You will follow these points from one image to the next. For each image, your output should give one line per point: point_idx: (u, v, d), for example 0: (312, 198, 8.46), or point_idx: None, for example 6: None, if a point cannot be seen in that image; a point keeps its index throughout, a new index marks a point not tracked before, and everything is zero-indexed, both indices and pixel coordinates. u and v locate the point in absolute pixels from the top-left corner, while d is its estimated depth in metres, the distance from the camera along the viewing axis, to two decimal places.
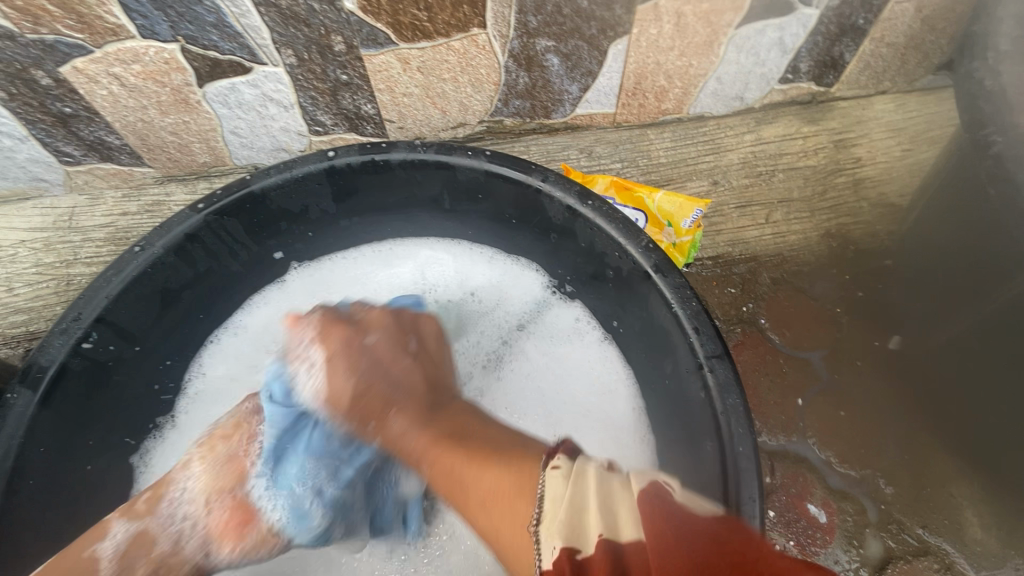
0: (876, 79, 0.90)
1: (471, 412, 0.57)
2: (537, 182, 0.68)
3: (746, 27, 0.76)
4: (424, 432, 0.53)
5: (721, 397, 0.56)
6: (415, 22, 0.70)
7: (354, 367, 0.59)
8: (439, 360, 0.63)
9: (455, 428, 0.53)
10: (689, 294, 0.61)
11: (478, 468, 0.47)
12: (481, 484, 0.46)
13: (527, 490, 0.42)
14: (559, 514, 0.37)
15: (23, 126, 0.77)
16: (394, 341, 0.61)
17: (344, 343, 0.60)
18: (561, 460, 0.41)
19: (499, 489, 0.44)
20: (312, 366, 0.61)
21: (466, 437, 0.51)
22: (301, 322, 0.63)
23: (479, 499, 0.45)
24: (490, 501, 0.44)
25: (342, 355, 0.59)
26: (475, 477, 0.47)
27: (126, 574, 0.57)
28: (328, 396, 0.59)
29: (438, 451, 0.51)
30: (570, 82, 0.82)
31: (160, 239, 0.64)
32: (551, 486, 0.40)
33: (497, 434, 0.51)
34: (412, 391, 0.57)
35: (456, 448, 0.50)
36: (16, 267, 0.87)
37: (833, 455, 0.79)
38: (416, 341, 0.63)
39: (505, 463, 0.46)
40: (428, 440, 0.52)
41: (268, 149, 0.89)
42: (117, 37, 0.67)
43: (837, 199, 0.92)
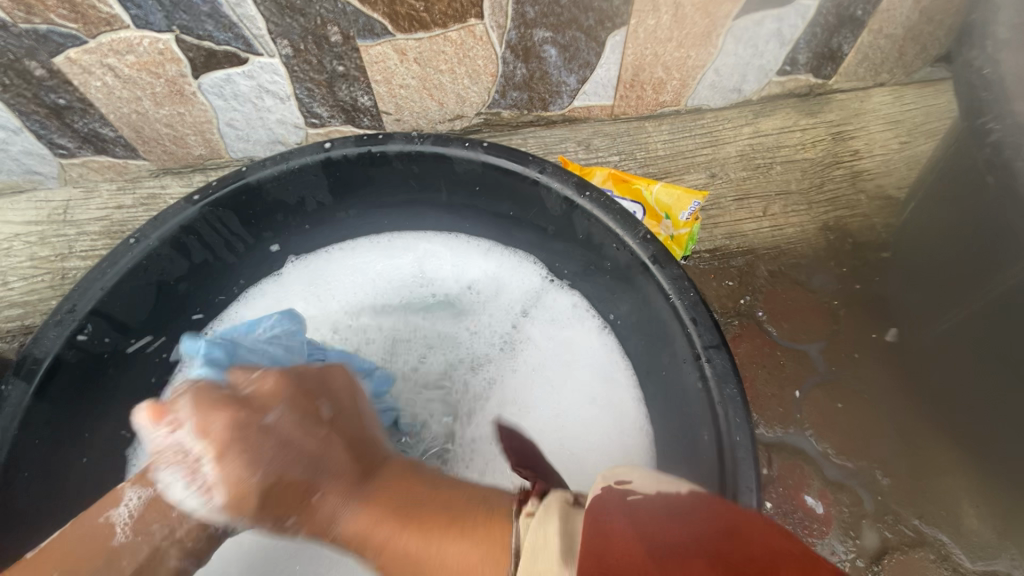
0: (874, 71, 0.90)
1: (411, 475, 0.50)
2: (534, 173, 0.67)
3: (744, 18, 0.75)
4: (361, 510, 0.46)
5: (718, 388, 0.56)
6: (411, 13, 0.69)
7: (251, 459, 0.47)
8: (358, 418, 0.55)
9: (396, 498, 0.46)
10: (687, 285, 0.61)
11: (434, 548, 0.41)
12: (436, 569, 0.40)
13: (504, 539, 0.40)
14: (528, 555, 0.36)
15: (16, 118, 0.76)
16: (297, 413, 0.51)
17: (236, 425, 0.48)
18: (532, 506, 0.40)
19: (470, 564, 0.39)
20: (193, 464, 0.48)
21: (409, 506, 0.45)
22: (164, 409, 0.48)
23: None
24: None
25: (233, 446, 0.47)
26: (426, 564, 0.41)
27: (138, 544, 0.49)
28: (227, 498, 0.47)
29: (383, 533, 0.44)
30: (567, 74, 0.82)
31: (156, 231, 0.64)
32: (522, 533, 0.39)
33: (450, 494, 0.46)
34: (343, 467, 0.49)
35: (402, 528, 0.43)
36: (11, 260, 0.86)
37: (831, 446, 0.79)
38: (329, 404, 0.54)
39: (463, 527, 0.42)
40: (370, 520, 0.45)
41: (264, 141, 0.88)
42: (111, 27, 0.66)
43: (834, 192, 0.92)
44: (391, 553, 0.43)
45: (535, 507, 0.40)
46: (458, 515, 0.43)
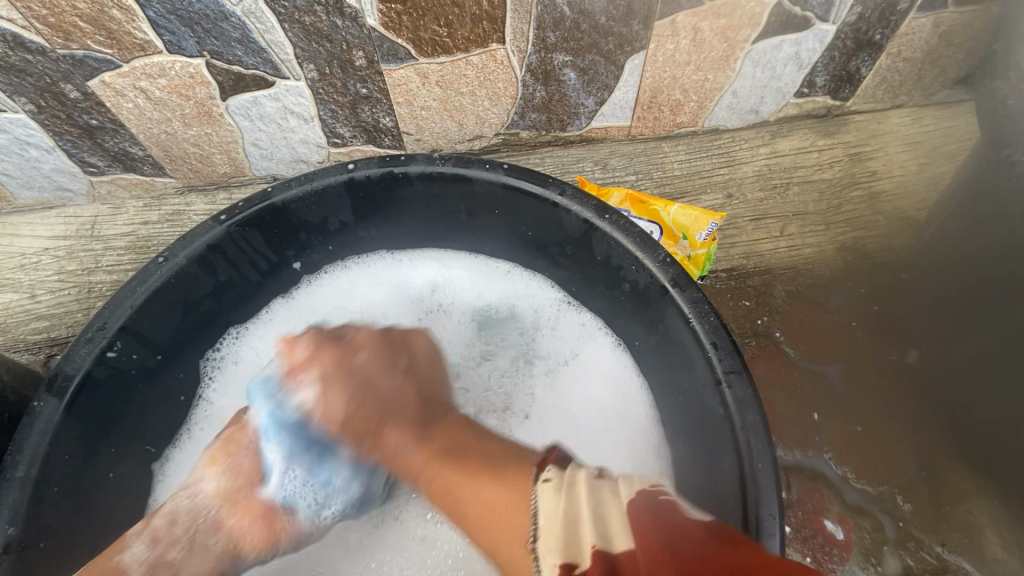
0: (892, 93, 0.90)
1: (461, 426, 0.62)
2: (554, 195, 0.68)
3: (763, 42, 0.76)
4: (416, 445, 0.59)
5: (739, 413, 0.56)
6: (435, 38, 0.71)
7: (348, 391, 0.65)
8: (427, 376, 0.69)
9: (450, 436, 0.60)
10: (707, 309, 0.61)
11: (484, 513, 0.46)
12: (482, 512, 0.46)
13: (524, 492, 0.44)
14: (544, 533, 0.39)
15: (50, 137, 0.78)
16: (384, 360, 0.68)
17: (336, 364, 0.66)
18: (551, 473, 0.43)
19: (496, 499, 0.46)
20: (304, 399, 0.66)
21: (459, 444, 0.57)
22: (296, 344, 0.68)
23: (486, 529, 0.46)
24: (499, 525, 0.44)
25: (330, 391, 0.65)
26: (472, 488, 0.49)
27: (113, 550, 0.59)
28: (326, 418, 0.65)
29: (430, 471, 0.56)
30: (586, 96, 0.83)
31: (184, 250, 0.66)
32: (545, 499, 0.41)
33: (497, 447, 0.55)
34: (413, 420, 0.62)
35: (447, 457, 0.56)
36: (40, 275, 0.88)
37: (851, 470, 0.79)
38: (406, 359, 0.70)
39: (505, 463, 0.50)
40: (425, 451, 0.58)
41: (287, 160, 0.90)
42: (144, 52, 0.68)
43: (852, 212, 0.92)
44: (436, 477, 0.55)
45: (554, 474, 0.43)
46: (494, 464, 0.51)
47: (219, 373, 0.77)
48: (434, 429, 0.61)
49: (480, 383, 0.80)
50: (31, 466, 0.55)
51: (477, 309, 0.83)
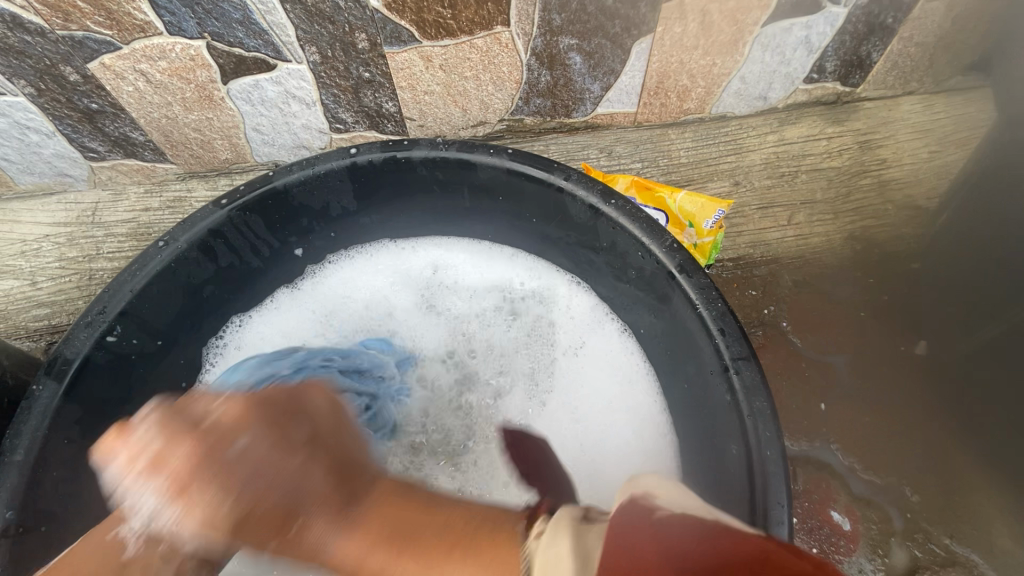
0: (904, 79, 0.89)
1: (402, 490, 0.49)
2: (559, 180, 0.67)
3: (772, 25, 0.75)
4: (345, 535, 0.44)
5: (748, 400, 0.55)
6: (439, 20, 0.70)
7: (227, 491, 0.46)
8: (345, 446, 0.54)
9: (388, 514, 0.45)
10: (715, 295, 0.60)
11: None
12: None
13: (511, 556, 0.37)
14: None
15: (50, 121, 0.78)
16: (273, 441, 0.49)
17: (197, 456, 0.46)
18: (542, 525, 0.38)
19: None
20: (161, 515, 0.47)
21: (403, 519, 0.44)
22: (130, 430, 0.48)
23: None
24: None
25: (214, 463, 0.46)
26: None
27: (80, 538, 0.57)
28: (200, 524, 0.46)
29: (362, 542, 0.43)
30: (592, 81, 0.82)
31: (185, 235, 0.65)
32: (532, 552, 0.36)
33: (461, 509, 0.44)
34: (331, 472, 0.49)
35: (392, 541, 0.42)
36: (40, 261, 0.88)
37: (858, 461, 0.78)
38: (307, 433, 0.52)
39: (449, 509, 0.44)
40: (358, 540, 0.43)
41: (289, 146, 0.89)
42: (144, 33, 0.67)
43: (861, 201, 0.91)
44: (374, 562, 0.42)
45: (544, 525, 0.37)
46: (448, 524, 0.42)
47: (222, 358, 0.76)
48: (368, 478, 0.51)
49: (487, 370, 0.78)
50: (30, 450, 0.55)
51: (481, 298, 0.81)
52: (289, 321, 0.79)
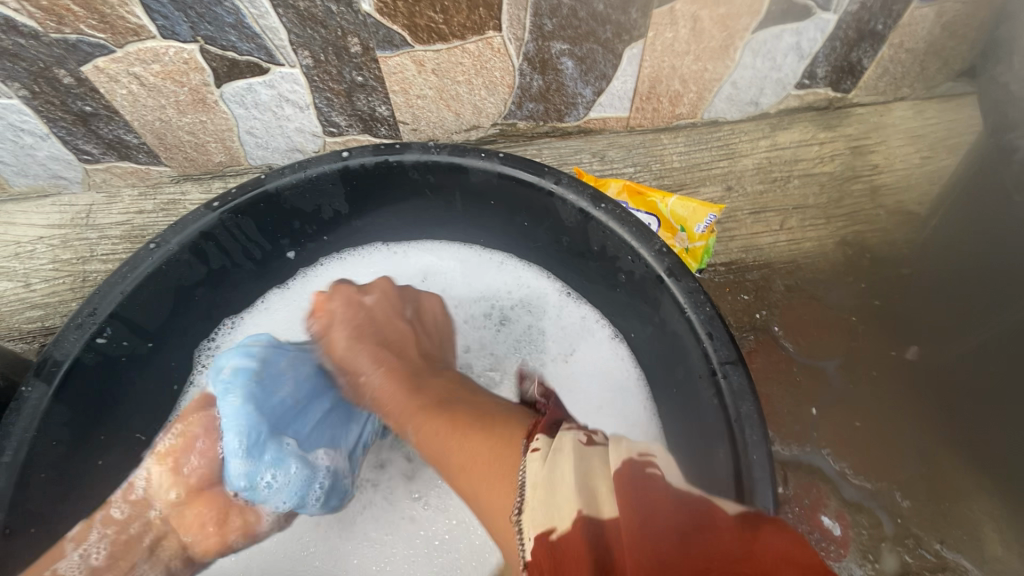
0: (895, 85, 0.89)
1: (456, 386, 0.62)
2: (550, 184, 0.68)
3: (763, 31, 0.75)
4: (409, 398, 0.60)
5: (734, 404, 0.55)
6: (430, 25, 0.70)
7: (354, 329, 0.68)
8: (428, 335, 0.72)
9: (439, 395, 0.59)
10: (703, 299, 0.60)
11: (473, 460, 0.49)
12: (472, 464, 0.49)
13: (512, 466, 0.45)
14: (534, 502, 0.40)
15: (45, 124, 0.78)
16: (391, 304, 0.71)
17: (348, 302, 0.70)
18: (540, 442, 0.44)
19: (487, 453, 0.48)
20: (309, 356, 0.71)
21: (452, 401, 0.58)
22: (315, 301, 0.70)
23: (477, 475, 0.48)
24: (493, 486, 0.46)
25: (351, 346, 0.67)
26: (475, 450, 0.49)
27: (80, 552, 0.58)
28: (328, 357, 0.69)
29: (421, 418, 0.57)
30: (584, 85, 0.82)
31: (175, 237, 0.65)
32: (531, 469, 0.43)
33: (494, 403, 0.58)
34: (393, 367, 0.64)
35: (440, 410, 0.56)
36: (34, 263, 0.88)
37: (848, 466, 0.78)
38: (413, 310, 0.73)
39: (502, 427, 0.51)
40: (416, 403, 0.59)
41: (283, 149, 0.89)
42: (138, 37, 0.68)
43: (853, 206, 0.91)
44: (434, 432, 0.55)
45: (542, 445, 0.44)
46: (490, 430, 0.51)
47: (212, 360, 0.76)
48: (430, 375, 0.64)
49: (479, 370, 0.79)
50: (17, 451, 0.55)
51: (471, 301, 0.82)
52: (281, 324, 0.80)
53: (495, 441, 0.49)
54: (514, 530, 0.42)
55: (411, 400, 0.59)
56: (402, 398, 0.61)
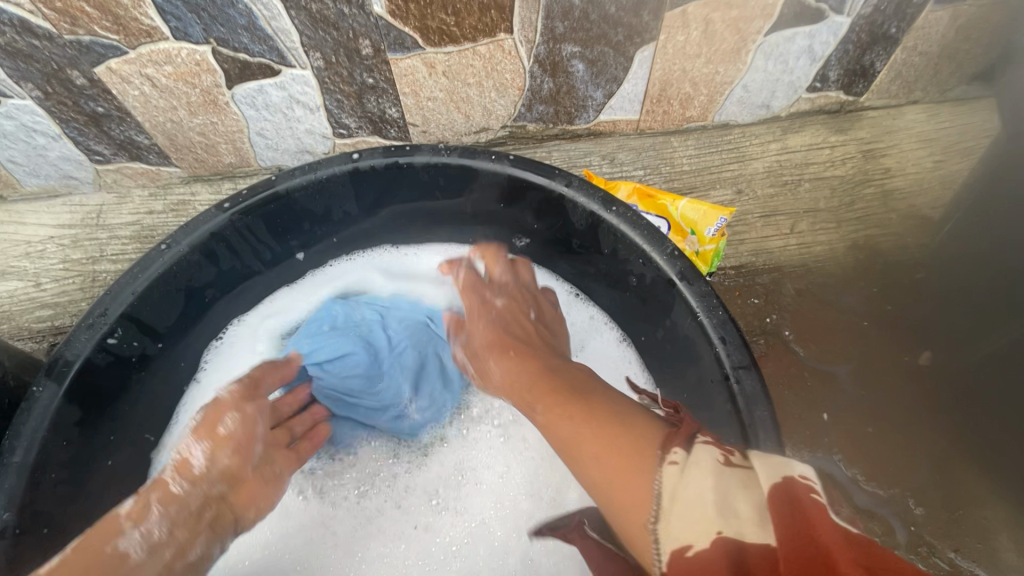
0: (908, 88, 0.88)
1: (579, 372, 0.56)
2: (560, 187, 0.67)
3: (775, 34, 0.75)
4: (535, 378, 0.56)
5: (748, 409, 0.55)
6: (442, 27, 0.70)
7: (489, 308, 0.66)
8: (554, 330, 0.67)
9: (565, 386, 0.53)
10: (716, 303, 0.59)
11: (604, 454, 0.43)
12: (606, 458, 0.42)
13: (646, 470, 0.39)
14: (677, 512, 0.36)
15: (57, 125, 0.78)
16: (518, 292, 0.68)
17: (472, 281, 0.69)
18: (678, 455, 0.39)
19: (618, 459, 0.41)
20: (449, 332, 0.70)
21: (579, 390, 0.51)
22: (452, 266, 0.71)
23: (602, 469, 0.42)
24: (614, 480, 0.41)
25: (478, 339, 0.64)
26: (603, 442, 0.44)
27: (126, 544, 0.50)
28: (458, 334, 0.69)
29: (551, 400, 0.51)
30: (594, 88, 0.82)
31: (186, 238, 0.65)
32: (668, 480, 0.38)
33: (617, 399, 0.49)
34: (524, 351, 0.60)
35: (569, 401, 0.50)
36: (45, 263, 0.88)
37: (859, 471, 0.77)
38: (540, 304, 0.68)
39: (629, 424, 0.45)
40: (541, 392, 0.53)
41: (292, 151, 0.89)
42: (151, 38, 0.68)
43: (864, 210, 0.90)
44: (566, 417, 0.48)
45: (682, 459, 0.38)
46: (614, 427, 0.45)
47: (215, 358, 0.76)
48: (561, 362, 0.59)
49: None
50: (28, 452, 0.55)
51: None
52: (285, 323, 0.80)
53: (622, 435, 0.43)
54: (649, 539, 0.37)
55: (539, 383, 0.54)
56: (533, 382, 0.55)
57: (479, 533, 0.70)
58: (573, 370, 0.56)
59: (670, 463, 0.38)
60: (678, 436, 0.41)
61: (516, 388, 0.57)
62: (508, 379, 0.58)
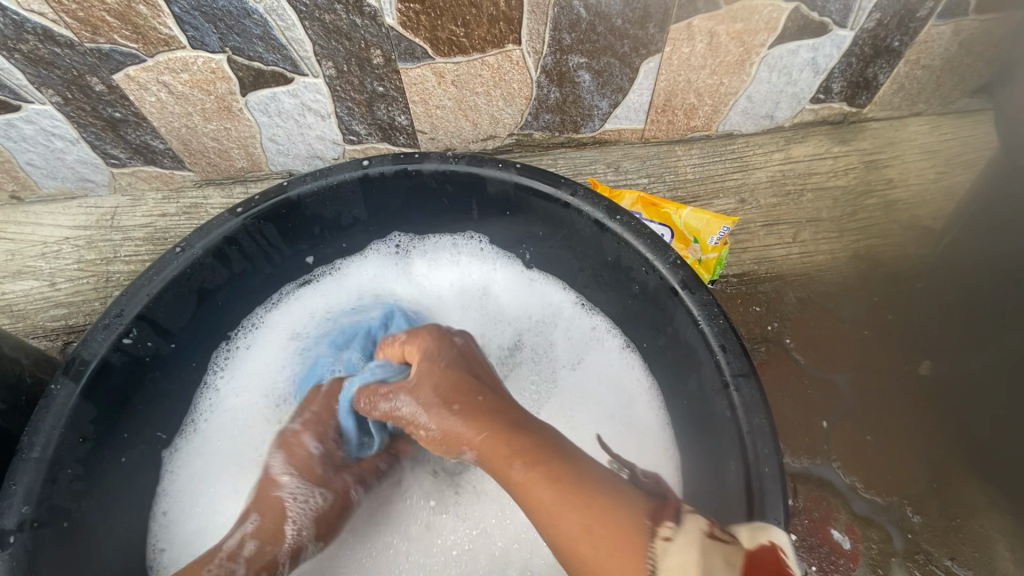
0: (910, 101, 0.90)
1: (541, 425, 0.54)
2: (566, 195, 0.69)
3: (779, 47, 0.76)
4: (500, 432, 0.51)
5: (747, 416, 0.56)
6: (452, 38, 0.72)
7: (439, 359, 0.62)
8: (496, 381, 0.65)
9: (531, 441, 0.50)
10: (717, 311, 0.61)
11: (586, 531, 0.43)
12: (587, 539, 0.43)
13: (642, 543, 0.42)
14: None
15: (75, 129, 0.81)
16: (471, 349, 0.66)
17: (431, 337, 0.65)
18: (670, 531, 0.42)
19: (610, 552, 0.42)
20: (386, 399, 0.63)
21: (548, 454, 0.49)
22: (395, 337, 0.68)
23: (592, 543, 0.43)
24: (608, 561, 0.42)
25: (422, 387, 0.60)
26: (593, 531, 0.44)
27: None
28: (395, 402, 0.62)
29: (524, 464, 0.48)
30: (600, 98, 0.83)
31: (201, 240, 0.67)
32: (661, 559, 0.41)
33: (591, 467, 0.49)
34: (494, 403, 0.55)
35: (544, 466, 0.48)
36: (60, 263, 0.90)
37: (858, 479, 0.78)
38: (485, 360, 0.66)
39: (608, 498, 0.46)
40: (512, 446, 0.50)
41: (303, 156, 0.91)
42: (169, 47, 0.70)
43: (867, 220, 0.91)
44: (537, 486, 0.47)
45: (673, 533, 0.42)
46: (597, 503, 0.45)
47: (230, 362, 0.78)
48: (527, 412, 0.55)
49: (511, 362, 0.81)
50: (45, 448, 0.56)
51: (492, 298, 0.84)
52: (306, 323, 0.82)
53: (608, 510, 0.44)
54: None
55: (511, 433, 0.51)
56: (508, 433, 0.51)
57: (481, 541, 0.71)
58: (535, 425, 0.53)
59: (664, 539, 0.42)
60: (668, 509, 0.44)
61: (492, 443, 0.51)
62: (472, 432, 0.53)
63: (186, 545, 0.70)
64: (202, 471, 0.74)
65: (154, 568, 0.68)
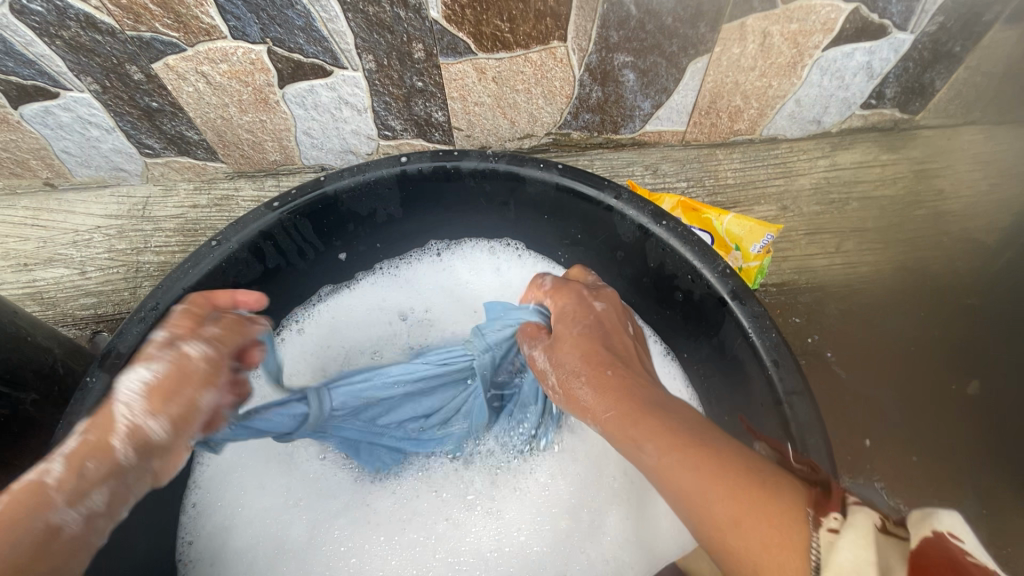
0: (966, 108, 0.86)
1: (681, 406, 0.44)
2: (609, 199, 0.67)
3: (833, 50, 0.74)
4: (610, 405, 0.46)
5: (802, 437, 0.53)
6: (496, 33, 0.70)
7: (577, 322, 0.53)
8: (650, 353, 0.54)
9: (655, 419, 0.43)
10: (769, 325, 0.58)
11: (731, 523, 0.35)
12: (732, 532, 0.35)
13: (800, 539, 0.33)
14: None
15: (111, 118, 0.80)
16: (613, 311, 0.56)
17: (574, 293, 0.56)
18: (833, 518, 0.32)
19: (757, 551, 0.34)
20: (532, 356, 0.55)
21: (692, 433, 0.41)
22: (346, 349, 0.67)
23: (744, 537, 0.35)
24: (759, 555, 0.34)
25: (562, 344, 0.52)
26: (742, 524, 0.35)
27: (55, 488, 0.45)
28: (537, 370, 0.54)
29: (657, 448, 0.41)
30: (643, 98, 0.81)
31: (237, 235, 0.66)
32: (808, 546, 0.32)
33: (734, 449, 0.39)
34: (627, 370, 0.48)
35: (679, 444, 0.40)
36: (90, 252, 0.90)
37: (903, 501, 0.75)
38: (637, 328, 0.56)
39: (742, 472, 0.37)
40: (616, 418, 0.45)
41: (336, 150, 0.90)
42: (209, 36, 0.69)
43: (916, 232, 0.88)
44: (687, 466, 0.39)
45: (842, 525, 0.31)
46: (741, 489, 0.36)
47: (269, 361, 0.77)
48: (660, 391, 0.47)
49: None
50: None
51: None
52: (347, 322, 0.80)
53: (767, 498, 0.35)
54: None
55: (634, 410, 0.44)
56: (638, 416, 0.43)
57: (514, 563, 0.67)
58: (679, 405, 0.45)
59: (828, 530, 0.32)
60: (832, 496, 0.34)
61: (613, 411, 0.45)
62: (599, 404, 0.46)
63: (212, 535, 0.67)
64: (233, 461, 0.69)
65: (180, 561, 0.66)
